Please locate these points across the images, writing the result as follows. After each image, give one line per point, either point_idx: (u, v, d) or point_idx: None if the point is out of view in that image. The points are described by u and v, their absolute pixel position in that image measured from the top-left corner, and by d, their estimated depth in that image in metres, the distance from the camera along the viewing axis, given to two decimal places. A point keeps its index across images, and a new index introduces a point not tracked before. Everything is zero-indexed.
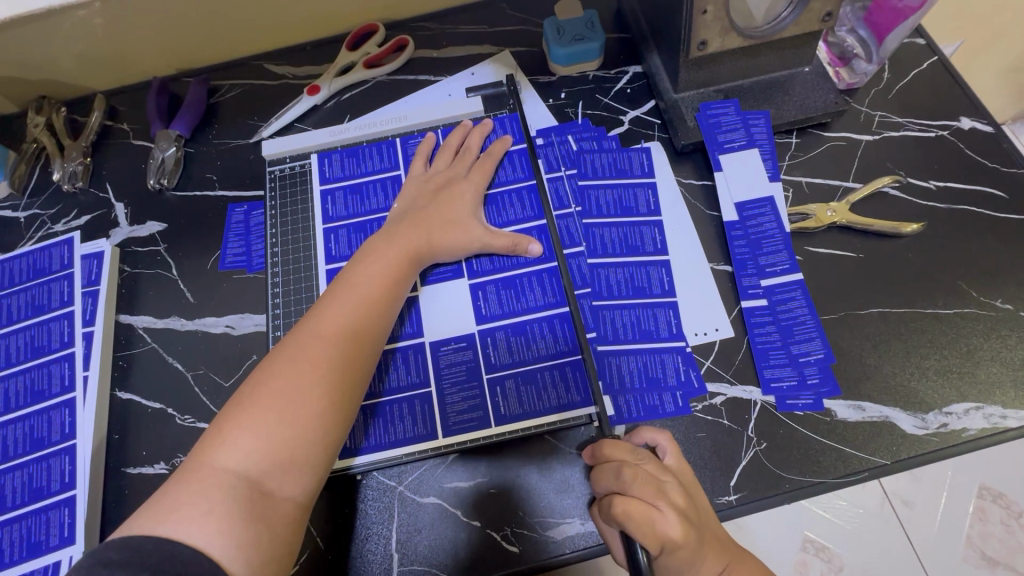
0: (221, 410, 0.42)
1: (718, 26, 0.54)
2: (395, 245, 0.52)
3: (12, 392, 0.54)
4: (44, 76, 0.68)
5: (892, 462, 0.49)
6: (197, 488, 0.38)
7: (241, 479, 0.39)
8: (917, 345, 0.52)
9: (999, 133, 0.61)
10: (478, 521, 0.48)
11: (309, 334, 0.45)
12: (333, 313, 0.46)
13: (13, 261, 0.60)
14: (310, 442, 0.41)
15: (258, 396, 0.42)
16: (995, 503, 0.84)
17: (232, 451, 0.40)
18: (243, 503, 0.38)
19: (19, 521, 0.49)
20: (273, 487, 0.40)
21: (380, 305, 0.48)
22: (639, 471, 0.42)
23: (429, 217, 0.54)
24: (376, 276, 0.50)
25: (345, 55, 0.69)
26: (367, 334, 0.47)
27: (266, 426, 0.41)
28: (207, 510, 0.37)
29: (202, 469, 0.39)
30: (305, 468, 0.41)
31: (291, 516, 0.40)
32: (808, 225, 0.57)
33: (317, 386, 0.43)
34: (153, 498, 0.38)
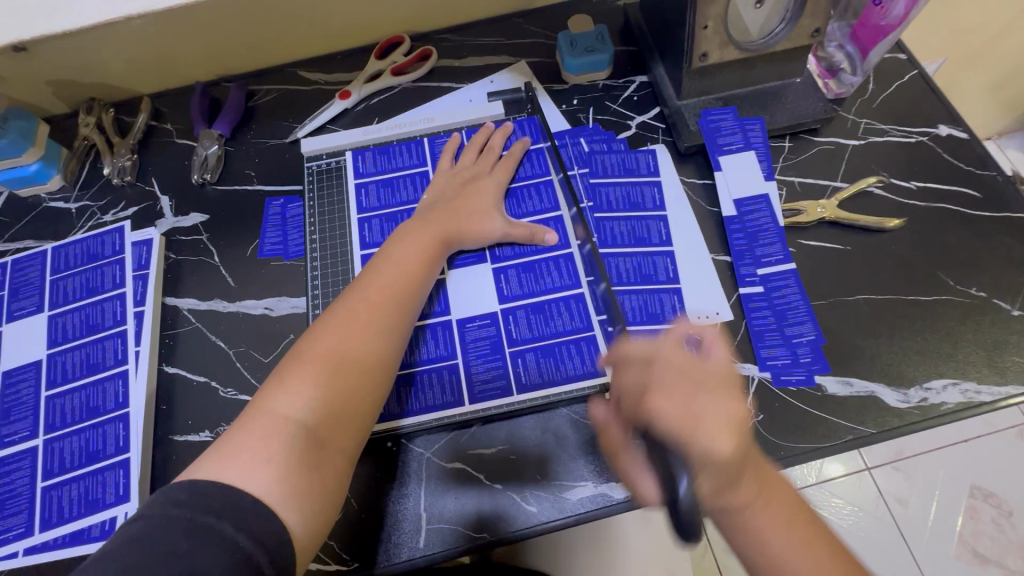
0: (279, 366, 0.47)
1: (718, 39, 0.60)
2: (429, 228, 0.57)
3: (69, 365, 0.59)
4: (96, 79, 0.74)
5: (878, 432, 0.53)
6: (260, 436, 0.42)
7: (297, 432, 0.43)
8: (900, 328, 0.58)
9: (974, 139, 0.66)
10: (499, 483, 0.53)
11: (358, 302, 0.50)
12: (378, 286, 0.52)
13: (68, 247, 0.65)
14: (360, 395, 0.47)
15: (315, 354, 0.47)
16: (987, 502, 1.01)
17: (290, 403, 0.44)
18: (298, 453, 0.42)
19: (77, 481, 0.54)
20: (327, 439, 0.44)
21: (418, 282, 0.54)
22: (666, 372, 0.42)
23: (457, 208, 0.60)
24: (413, 256, 0.55)
25: (374, 63, 0.75)
26: (407, 305, 0.52)
27: (321, 381, 0.45)
28: (267, 459, 0.41)
29: (264, 420, 0.43)
30: (353, 422, 0.46)
31: (340, 467, 0.45)
32: (800, 219, 0.62)
33: (367, 348, 0.48)
34: (218, 443, 0.42)
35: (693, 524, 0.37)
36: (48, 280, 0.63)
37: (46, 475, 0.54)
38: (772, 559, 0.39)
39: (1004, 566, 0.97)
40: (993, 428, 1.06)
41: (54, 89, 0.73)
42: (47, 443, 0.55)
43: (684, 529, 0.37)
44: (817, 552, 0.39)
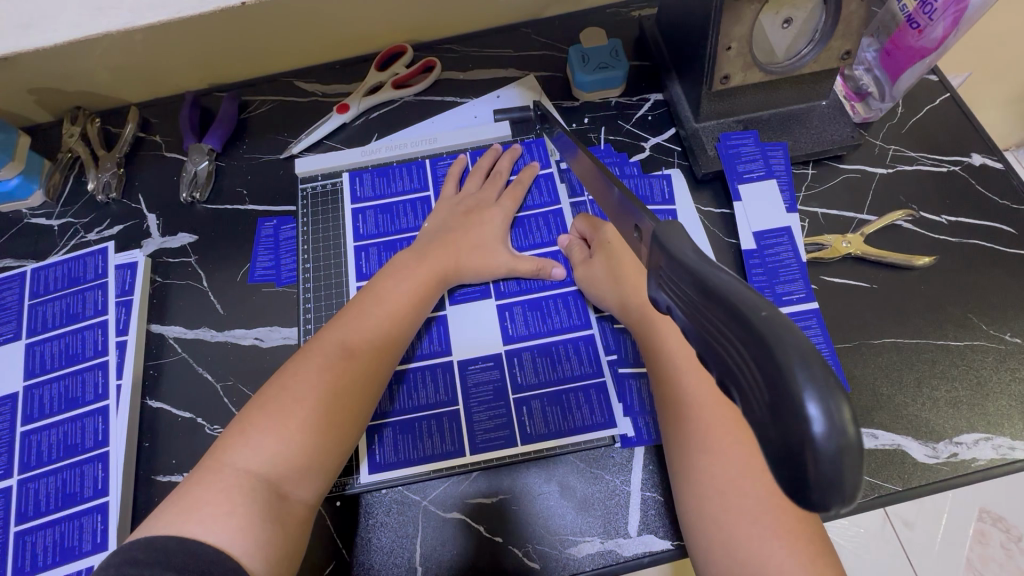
0: (243, 411, 0.44)
1: (742, 61, 0.56)
2: (423, 264, 0.54)
3: (46, 399, 0.56)
4: (80, 87, 0.70)
5: (904, 489, 0.50)
6: (215, 485, 0.39)
7: (261, 480, 0.40)
8: (929, 375, 0.54)
9: (1009, 170, 0.63)
10: (499, 536, 0.50)
11: (336, 345, 0.48)
12: (361, 326, 0.49)
13: (48, 269, 0.62)
14: (327, 448, 0.44)
15: (282, 400, 0.44)
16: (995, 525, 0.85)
17: (252, 452, 0.41)
18: (261, 504, 0.39)
19: (52, 526, 0.51)
20: (289, 490, 0.42)
21: (402, 322, 0.51)
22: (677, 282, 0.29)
23: (459, 240, 0.56)
24: (402, 293, 0.52)
25: (374, 75, 0.71)
26: (389, 348, 0.50)
27: (290, 430, 0.43)
28: (229, 509, 0.38)
29: (223, 467, 0.40)
30: (319, 473, 0.43)
31: (300, 520, 0.42)
32: (823, 255, 0.59)
33: (343, 399, 0.45)
34: (175, 494, 0.39)
35: (835, 495, 0.20)
36: (27, 304, 0.60)
37: (20, 519, 0.51)
38: (714, 493, 0.40)
39: None
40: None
41: (36, 98, 0.70)
42: (22, 483, 0.52)
43: (814, 499, 0.20)
44: (765, 510, 0.38)
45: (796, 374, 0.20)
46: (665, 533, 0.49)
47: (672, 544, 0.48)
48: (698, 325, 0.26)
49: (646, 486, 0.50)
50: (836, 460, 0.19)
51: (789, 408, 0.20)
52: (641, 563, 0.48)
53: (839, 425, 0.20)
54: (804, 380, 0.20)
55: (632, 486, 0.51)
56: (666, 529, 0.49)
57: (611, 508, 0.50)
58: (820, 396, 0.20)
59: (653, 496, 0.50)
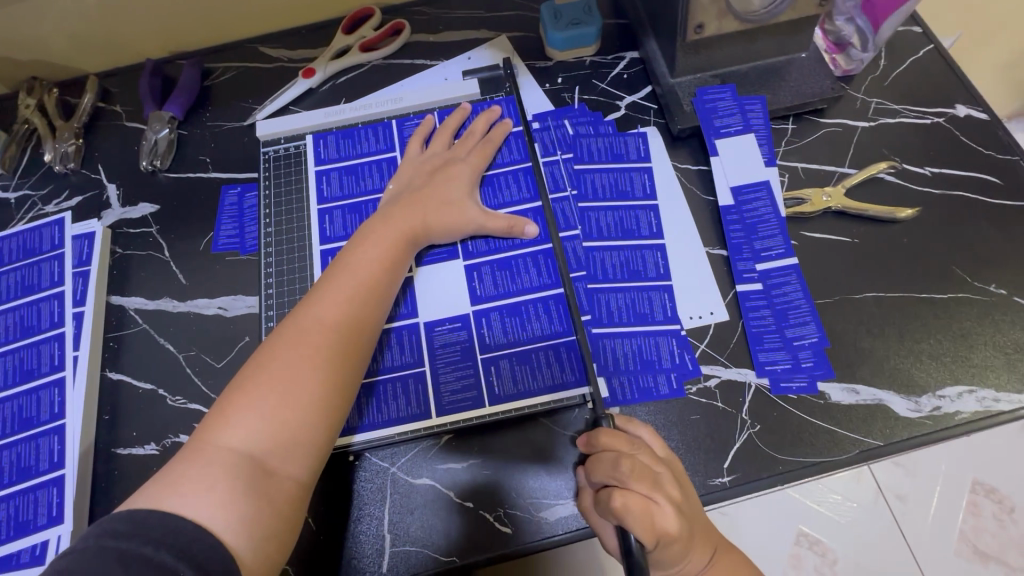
0: (222, 392, 0.42)
1: (716, 9, 0.54)
2: (393, 228, 0.52)
3: (1, 372, 0.54)
4: (35, 56, 0.67)
5: (886, 444, 0.49)
6: (199, 466, 0.38)
7: (244, 456, 0.39)
8: (912, 329, 0.52)
9: (995, 121, 0.61)
10: (470, 502, 0.48)
11: (310, 316, 0.45)
12: (334, 293, 0.47)
13: (3, 241, 0.59)
14: (313, 422, 0.42)
15: (260, 379, 0.42)
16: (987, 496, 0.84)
17: (234, 431, 0.40)
18: (244, 479, 0.38)
19: (7, 500, 0.49)
20: (275, 466, 0.40)
21: (378, 286, 0.49)
22: (636, 462, 0.42)
23: (426, 198, 0.54)
24: (376, 257, 0.50)
25: (341, 39, 0.69)
26: (365, 315, 0.47)
27: (270, 406, 0.41)
28: (210, 485, 0.37)
29: (207, 447, 0.39)
30: (307, 447, 0.42)
31: (292, 494, 0.41)
32: (804, 209, 0.57)
33: (319, 373, 0.43)
34: (160, 474, 0.39)
35: None
36: None
37: None
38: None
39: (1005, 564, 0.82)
40: None
41: None
42: None
43: None
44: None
45: None
46: None
47: None
48: None
49: None
50: None
51: None
52: None
53: None
54: None
55: None
56: None
57: None
58: None
59: None
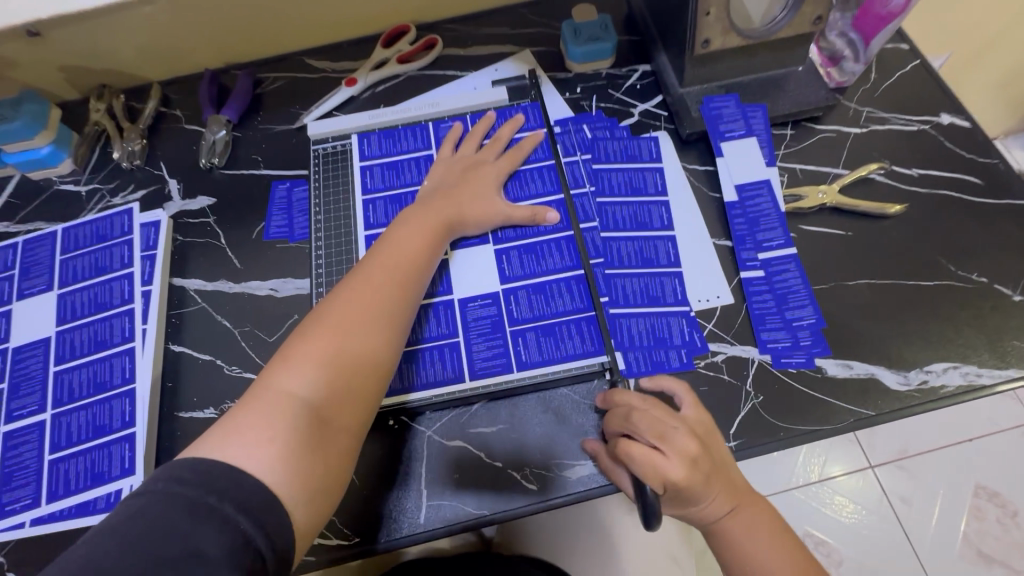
0: (280, 350, 0.47)
1: (721, 26, 0.61)
2: (432, 216, 0.58)
3: (77, 342, 0.60)
4: (106, 66, 0.75)
5: (878, 414, 0.54)
6: (264, 410, 0.43)
7: (301, 408, 0.44)
8: (900, 312, 0.58)
9: (976, 128, 0.67)
10: (500, 461, 0.54)
11: (361, 286, 0.51)
12: (380, 269, 0.52)
13: (78, 227, 0.66)
14: (362, 379, 0.47)
15: (317, 338, 0.47)
16: (991, 502, 1.10)
17: (294, 382, 0.45)
18: (302, 428, 0.43)
19: (84, 454, 0.54)
20: (329, 417, 0.45)
21: (419, 265, 0.55)
22: (646, 415, 0.47)
23: (461, 193, 0.61)
24: (417, 241, 0.56)
25: (380, 52, 0.76)
26: (408, 290, 0.53)
27: (327, 361, 0.46)
28: (270, 435, 0.42)
29: (269, 397, 0.44)
30: (356, 403, 0.47)
31: (343, 445, 0.45)
32: (802, 205, 0.63)
33: (370, 338, 0.48)
34: (224, 421, 0.43)
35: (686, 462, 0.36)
36: (58, 259, 0.64)
37: (53, 448, 0.55)
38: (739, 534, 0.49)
39: (1009, 566, 1.05)
40: (997, 426, 1.16)
41: (65, 75, 0.75)
42: (55, 418, 0.56)
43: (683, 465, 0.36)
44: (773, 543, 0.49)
45: None
46: None
47: None
48: None
49: None
50: None
51: None
52: None
53: None
54: None
55: None
56: None
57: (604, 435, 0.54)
58: None
59: None
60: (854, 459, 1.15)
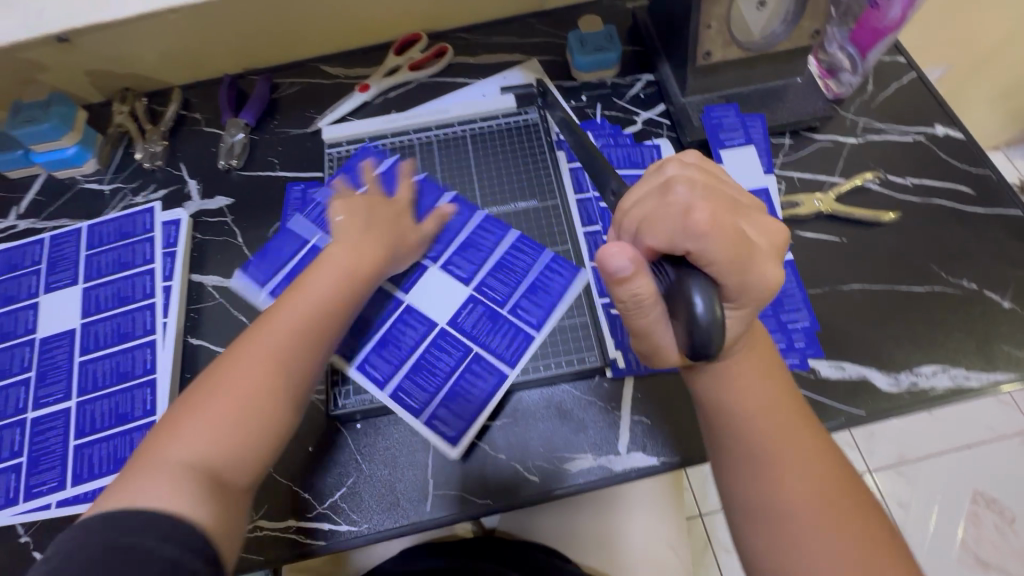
0: (170, 412, 0.45)
1: (722, 39, 0.63)
2: (358, 257, 0.55)
3: (101, 334, 0.62)
4: (130, 70, 0.78)
5: (868, 413, 0.56)
6: (150, 477, 0.41)
7: (194, 467, 0.43)
8: (892, 315, 0.60)
9: (969, 139, 0.69)
10: (503, 454, 0.56)
11: (263, 341, 0.48)
12: (285, 319, 0.50)
13: (102, 225, 0.69)
14: (258, 437, 0.46)
15: (214, 398, 0.45)
16: (989, 508, 1.11)
17: (183, 446, 0.43)
18: (201, 485, 0.42)
19: (106, 440, 0.57)
20: (227, 476, 0.44)
21: (332, 311, 0.52)
22: (690, 176, 0.41)
23: (387, 233, 0.59)
24: (332, 283, 0.53)
25: (393, 59, 0.79)
26: (317, 341, 0.50)
27: (221, 422, 0.45)
28: (171, 488, 0.41)
29: (155, 462, 0.42)
30: (256, 460, 0.46)
31: (242, 502, 0.45)
32: (798, 212, 0.65)
33: (268, 399, 0.47)
34: (113, 486, 0.42)
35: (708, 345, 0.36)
36: (83, 254, 0.67)
37: (78, 434, 0.57)
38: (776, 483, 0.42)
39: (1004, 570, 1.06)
40: (995, 432, 1.17)
41: (91, 78, 0.78)
42: (80, 405, 0.59)
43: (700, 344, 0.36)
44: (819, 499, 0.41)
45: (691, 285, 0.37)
46: (650, 450, 0.55)
47: (657, 460, 0.55)
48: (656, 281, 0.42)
49: (634, 410, 0.57)
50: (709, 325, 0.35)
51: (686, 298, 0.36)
52: (629, 476, 0.54)
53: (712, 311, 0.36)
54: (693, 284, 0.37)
55: (621, 411, 0.57)
56: (651, 447, 0.55)
57: (603, 430, 0.56)
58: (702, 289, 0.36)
59: (640, 419, 0.57)
60: (854, 464, 1.17)
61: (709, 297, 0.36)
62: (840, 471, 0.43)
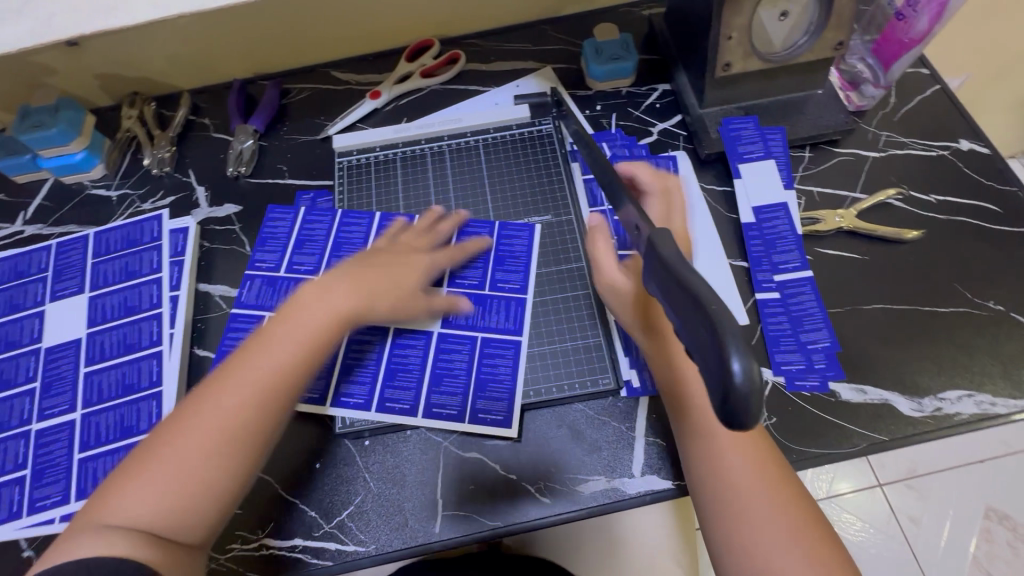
0: (121, 466, 0.46)
1: (742, 50, 0.61)
2: (323, 306, 0.53)
3: (107, 344, 0.62)
4: (139, 73, 0.77)
5: (891, 439, 0.54)
6: (92, 532, 0.42)
7: (134, 525, 0.42)
8: (915, 337, 0.58)
9: (995, 155, 0.67)
10: (514, 474, 0.55)
11: (214, 398, 0.47)
12: (241, 376, 0.48)
13: (109, 232, 0.68)
14: (209, 494, 0.45)
15: (161, 455, 0.45)
16: (1001, 525, 1.08)
17: (125, 504, 0.43)
18: (138, 544, 0.42)
19: (111, 454, 0.56)
20: (169, 533, 0.43)
21: (290, 366, 0.50)
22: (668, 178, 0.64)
23: (365, 279, 0.56)
24: (290, 337, 0.51)
25: (404, 66, 0.78)
26: (273, 398, 0.48)
27: (166, 481, 0.44)
28: (104, 544, 0.41)
29: (97, 519, 0.43)
30: (200, 518, 0.45)
31: (185, 558, 0.44)
32: (818, 228, 0.63)
33: (220, 456, 0.46)
34: (66, 534, 0.43)
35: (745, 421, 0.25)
36: (90, 262, 0.66)
37: (83, 447, 0.57)
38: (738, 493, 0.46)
39: None
40: (1010, 448, 1.13)
41: (99, 82, 0.77)
42: (84, 417, 0.58)
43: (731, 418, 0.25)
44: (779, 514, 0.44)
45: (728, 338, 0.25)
46: (665, 473, 0.54)
47: (673, 483, 0.53)
48: (671, 305, 0.31)
49: (650, 432, 0.55)
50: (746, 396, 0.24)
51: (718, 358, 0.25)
52: (644, 500, 0.53)
53: (753, 378, 0.24)
54: (731, 336, 0.25)
55: (636, 432, 0.56)
56: (667, 470, 0.54)
57: (617, 451, 0.55)
58: (742, 348, 0.25)
59: (656, 441, 0.55)
60: (863, 478, 1.15)
61: (747, 355, 0.25)
62: (781, 461, 0.48)
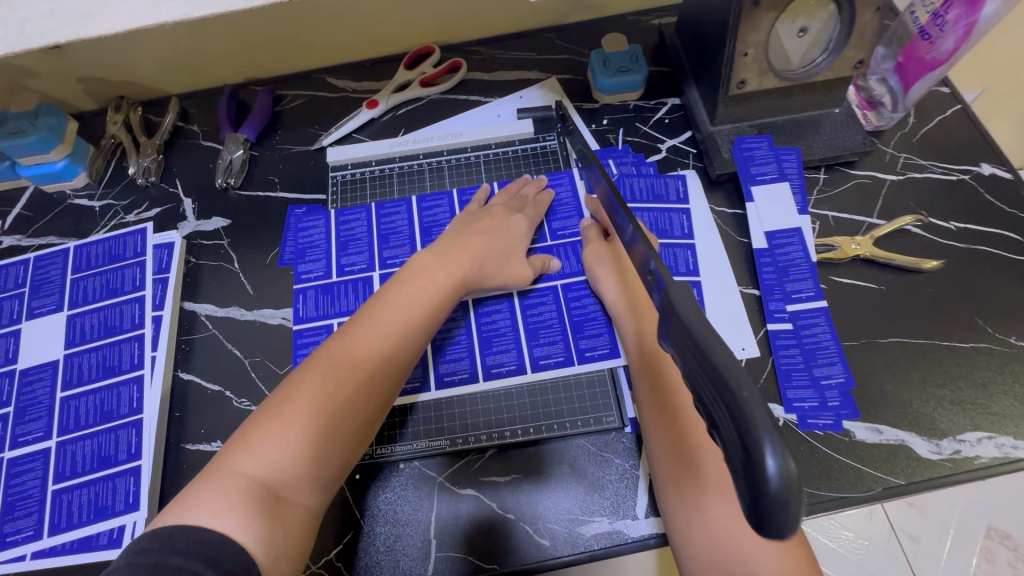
0: (244, 420, 0.43)
1: (758, 66, 0.58)
2: (444, 271, 0.54)
3: (86, 367, 0.59)
4: (125, 78, 0.74)
5: (907, 483, 0.52)
6: (216, 488, 0.39)
7: (260, 483, 0.40)
8: (934, 374, 0.56)
9: (1018, 180, 0.64)
10: (512, 513, 0.52)
11: (344, 353, 0.46)
12: (371, 331, 0.48)
13: (91, 246, 0.65)
14: (336, 451, 0.43)
15: (293, 405, 0.43)
16: None
17: (254, 457, 0.41)
18: (259, 506, 0.39)
19: (87, 486, 0.53)
20: (288, 494, 0.41)
21: (420, 326, 0.51)
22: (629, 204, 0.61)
23: (476, 246, 0.57)
24: (417, 301, 0.51)
25: (403, 73, 0.74)
26: (398, 358, 0.48)
27: (302, 429, 0.42)
28: (227, 506, 0.38)
29: (225, 471, 0.40)
30: (319, 478, 0.42)
31: (300, 524, 0.41)
32: (833, 256, 0.61)
33: (352, 409, 0.45)
34: (178, 497, 0.39)
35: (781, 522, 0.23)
36: (69, 278, 0.63)
37: (58, 478, 0.54)
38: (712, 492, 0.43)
39: None
40: None
41: (83, 86, 0.74)
42: (60, 445, 0.55)
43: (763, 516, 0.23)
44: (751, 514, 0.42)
45: (759, 430, 0.23)
46: None
47: None
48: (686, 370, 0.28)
49: None
50: (782, 499, 0.22)
51: (748, 449, 0.23)
52: (648, 544, 0.50)
53: (787, 471, 0.22)
54: (764, 427, 0.23)
55: (641, 471, 0.53)
56: None
57: (620, 490, 0.52)
58: (776, 443, 0.22)
59: None
60: None
61: (784, 451, 0.22)
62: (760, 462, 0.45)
